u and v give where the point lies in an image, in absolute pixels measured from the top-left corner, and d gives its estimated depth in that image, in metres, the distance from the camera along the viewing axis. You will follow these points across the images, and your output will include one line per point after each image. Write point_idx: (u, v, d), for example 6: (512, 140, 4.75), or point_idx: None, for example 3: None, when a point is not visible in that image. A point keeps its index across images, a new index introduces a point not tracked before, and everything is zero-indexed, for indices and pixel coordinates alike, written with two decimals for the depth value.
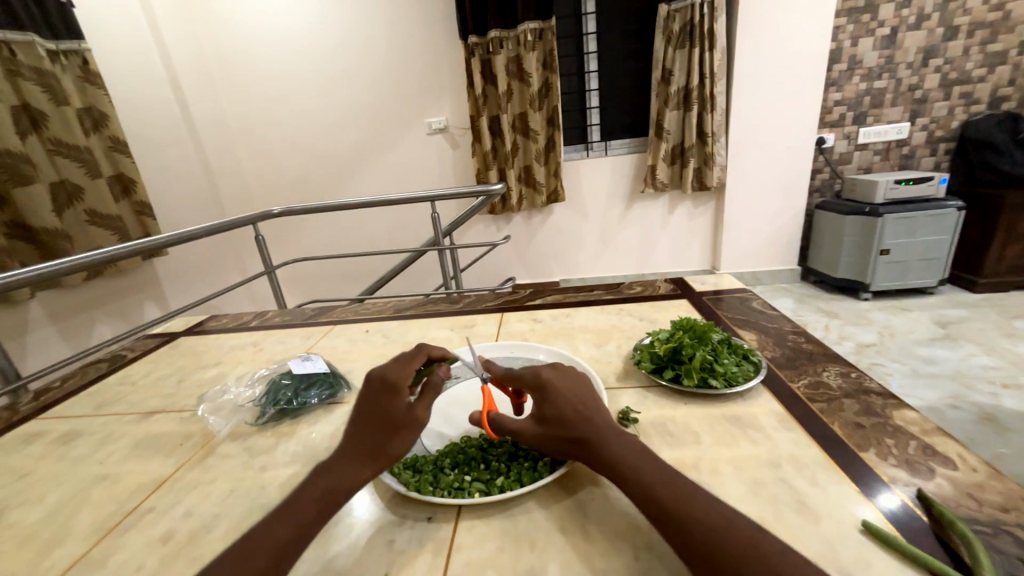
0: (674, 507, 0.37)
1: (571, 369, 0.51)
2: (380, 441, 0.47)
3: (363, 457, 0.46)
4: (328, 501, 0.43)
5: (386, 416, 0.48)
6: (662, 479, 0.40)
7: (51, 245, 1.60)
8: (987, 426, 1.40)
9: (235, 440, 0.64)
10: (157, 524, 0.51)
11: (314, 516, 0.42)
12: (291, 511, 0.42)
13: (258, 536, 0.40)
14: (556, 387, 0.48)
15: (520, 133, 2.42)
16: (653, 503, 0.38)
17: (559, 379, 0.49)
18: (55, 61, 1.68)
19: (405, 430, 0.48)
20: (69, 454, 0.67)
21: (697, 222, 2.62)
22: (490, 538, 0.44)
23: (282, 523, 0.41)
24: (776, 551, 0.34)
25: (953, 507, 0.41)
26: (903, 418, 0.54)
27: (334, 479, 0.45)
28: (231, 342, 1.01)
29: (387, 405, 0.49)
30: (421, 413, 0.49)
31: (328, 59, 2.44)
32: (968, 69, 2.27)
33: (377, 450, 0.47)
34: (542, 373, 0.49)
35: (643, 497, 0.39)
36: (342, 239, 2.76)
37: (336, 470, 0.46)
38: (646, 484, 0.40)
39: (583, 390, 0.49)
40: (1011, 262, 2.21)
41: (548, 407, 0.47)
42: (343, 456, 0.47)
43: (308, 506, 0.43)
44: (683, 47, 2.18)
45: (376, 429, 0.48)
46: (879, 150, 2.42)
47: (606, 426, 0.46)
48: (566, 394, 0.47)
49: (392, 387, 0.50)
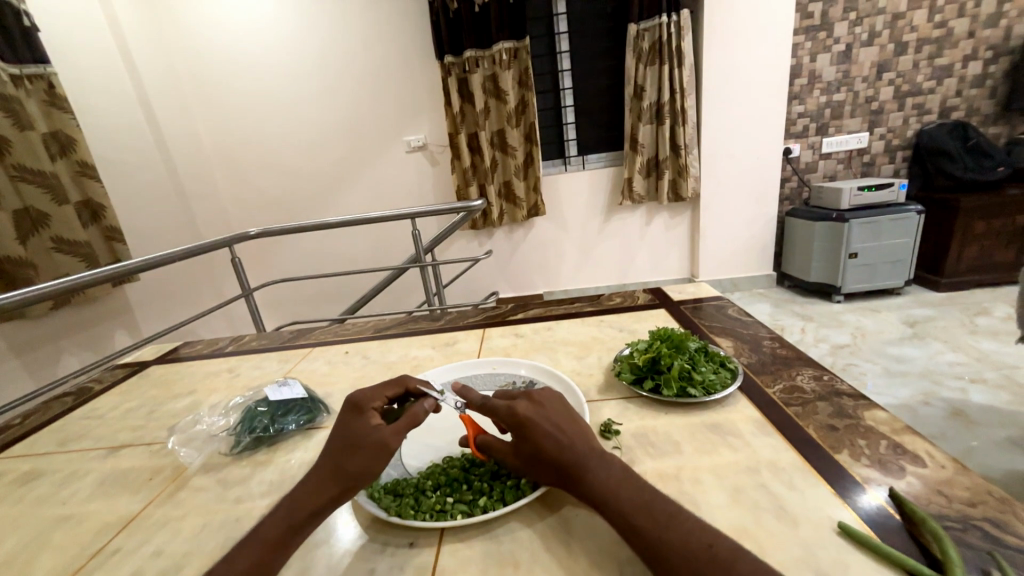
0: (658, 537, 0.37)
1: (546, 397, 0.50)
2: (344, 463, 0.46)
3: (326, 481, 0.45)
4: (291, 530, 0.43)
5: (352, 439, 0.47)
6: (645, 506, 0.40)
7: (14, 273, 1.54)
8: (958, 420, 1.44)
9: (208, 472, 0.62)
10: (124, 566, 0.49)
11: (275, 547, 0.42)
12: (252, 542, 0.42)
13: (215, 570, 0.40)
14: (532, 422, 0.47)
15: (498, 149, 2.45)
16: (637, 534, 0.38)
17: (535, 411, 0.48)
18: (19, 86, 1.63)
19: (370, 452, 0.46)
20: (30, 495, 0.64)
21: (674, 232, 2.68)
22: (473, 560, 0.43)
23: (243, 555, 0.41)
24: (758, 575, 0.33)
25: (924, 504, 0.42)
26: (874, 418, 0.55)
27: (297, 505, 0.44)
28: (206, 369, 0.98)
29: (355, 427, 0.48)
30: (388, 436, 0.47)
31: (304, 79, 2.44)
32: (919, 82, 2.41)
33: (341, 473, 0.45)
34: (517, 410, 0.48)
35: (628, 527, 0.39)
36: (322, 258, 2.73)
37: (299, 496, 0.45)
38: (629, 513, 0.39)
39: (561, 419, 0.48)
40: (970, 262, 2.32)
41: (526, 443, 0.46)
42: (308, 481, 0.46)
43: (270, 536, 0.42)
44: (653, 64, 2.25)
45: (341, 452, 0.47)
46: (842, 159, 2.53)
47: (588, 454, 0.45)
48: (544, 427, 0.46)
49: (363, 411, 0.50)
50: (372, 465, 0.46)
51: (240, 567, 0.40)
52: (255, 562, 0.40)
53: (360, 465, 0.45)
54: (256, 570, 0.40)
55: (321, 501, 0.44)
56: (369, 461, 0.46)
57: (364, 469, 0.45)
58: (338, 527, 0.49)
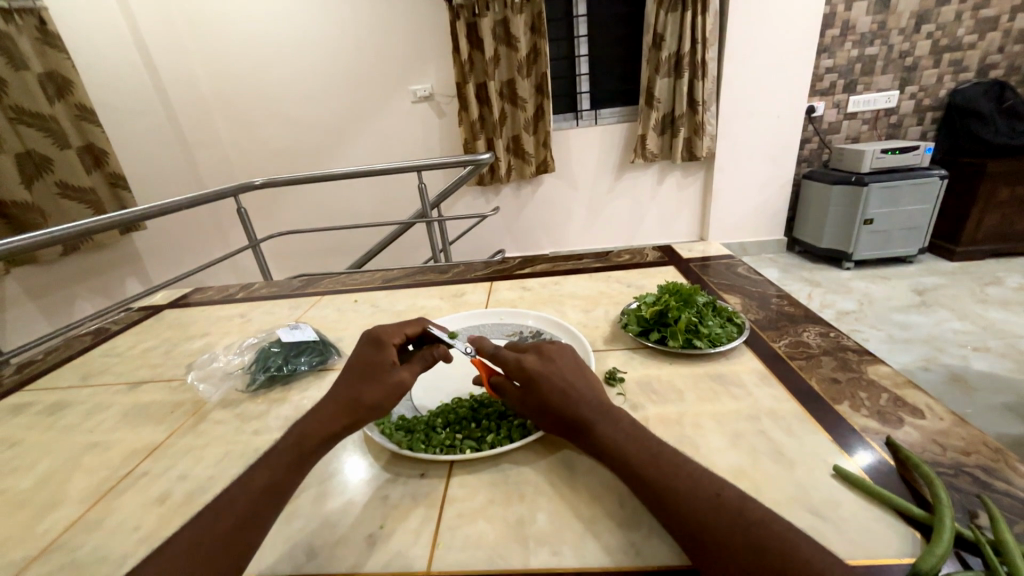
0: (664, 485, 0.38)
1: (554, 352, 0.51)
2: (359, 393, 0.48)
3: (341, 411, 0.47)
4: (303, 455, 0.44)
5: (370, 373, 0.50)
6: (651, 456, 0.41)
7: (21, 218, 1.54)
8: (954, 386, 1.47)
9: (226, 407, 0.65)
10: (152, 486, 0.52)
11: (288, 470, 0.43)
12: (267, 464, 0.43)
13: (232, 491, 0.41)
14: (542, 377, 0.48)
15: (508, 101, 2.35)
16: (643, 482, 0.39)
17: (544, 366, 0.49)
18: (8, 20, 1.56)
19: (389, 389, 0.49)
20: (58, 424, 0.67)
21: (686, 194, 2.62)
22: (480, 490, 0.46)
23: (258, 476, 0.42)
24: (763, 519, 0.34)
25: (919, 452, 0.44)
26: (877, 372, 0.56)
27: (311, 431, 0.46)
28: (218, 313, 1.00)
29: (376, 361, 0.51)
30: (407, 376, 0.50)
31: (305, 21, 2.31)
32: (960, 36, 2.25)
33: (357, 405, 0.47)
34: (526, 364, 0.49)
35: (634, 476, 0.40)
36: (328, 211, 2.71)
37: (313, 423, 0.46)
38: (637, 463, 0.41)
39: (570, 373, 0.49)
40: (989, 231, 2.26)
41: (537, 395, 0.47)
42: (323, 409, 0.47)
43: (284, 460, 0.44)
44: (675, 10, 2.11)
45: (359, 384, 0.49)
46: (867, 119, 2.42)
47: (595, 407, 0.46)
48: (552, 382, 0.47)
49: (385, 347, 0.52)
50: (387, 402, 0.48)
51: (254, 489, 0.41)
52: (270, 483, 0.42)
53: (376, 399, 0.48)
54: (273, 490, 0.41)
55: (334, 427, 0.46)
56: (385, 398, 0.48)
57: (381, 404, 0.48)
58: (352, 461, 0.51)
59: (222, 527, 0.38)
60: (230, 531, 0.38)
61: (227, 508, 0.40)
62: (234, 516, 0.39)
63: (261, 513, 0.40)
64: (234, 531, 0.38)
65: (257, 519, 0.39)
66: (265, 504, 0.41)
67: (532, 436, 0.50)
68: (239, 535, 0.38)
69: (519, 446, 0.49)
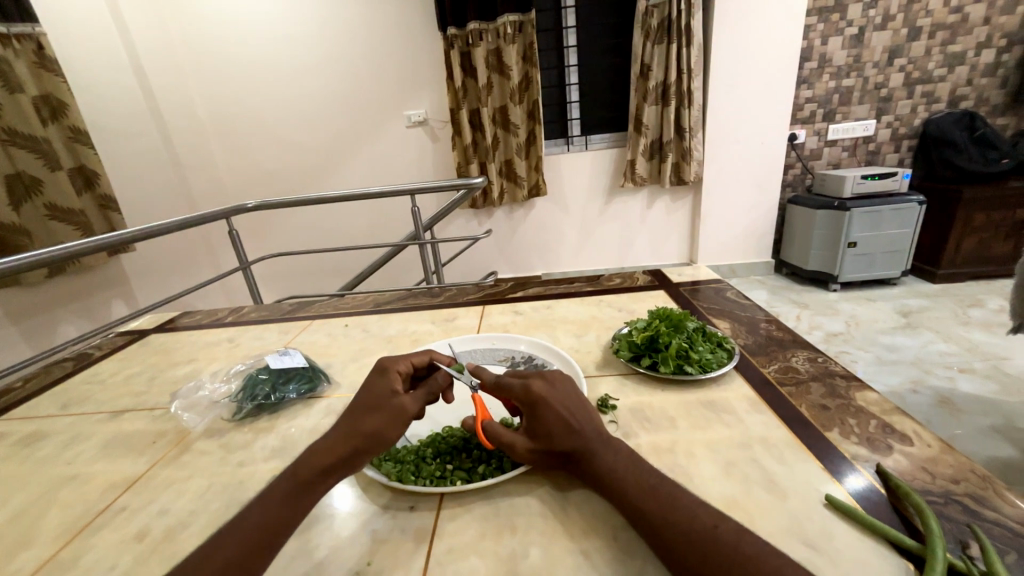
0: (662, 518, 0.38)
1: (558, 377, 0.51)
2: (361, 421, 0.47)
3: (341, 440, 0.46)
4: (301, 488, 0.43)
5: (373, 401, 0.49)
6: (649, 488, 0.41)
7: (8, 240, 1.53)
8: (944, 408, 1.48)
9: (210, 436, 0.63)
10: (131, 522, 0.50)
11: (285, 505, 0.42)
12: (260, 504, 0.42)
13: (227, 528, 0.40)
14: (547, 401, 0.47)
15: (500, 127, 2.40)
16: (640, 514, 0.39)
17: (549, 389, 0.48)
18: (7, 45, 1.58)
19: (390, 416, 0.48)
20: (34, 455, 0.65)
21: (675, 217, 2.68)
22: (472, 523, 0.45)
23: (254, 511, 0.41)
24: (759, 552, 0.34)
25: (908, 480, 0.44)
26: (865, 399, 0.56)
27: (311, 461, 0.45)
28: (206, 338, 0.98)
29: (380, 389, 0.50)
30: (409, 402, 0.49)
31: (303, 49, 2.37)
32: (930, 69, 2.37)
33: (357, 433, 0.46)
34: (533, 388, 0.48)
35: (631, 508, 0.40)
36: (321, 233, 2.71)
37: (313, 454, 0.45)
38: (634, 495, 0.41)
39: (570, 399, 0.48)
40: (968, 253, 2.33)
41: (540, 423, 0.47)
42: (324, 440, 0.47)
43: (280, 494, 0.43)
44: (661, 42, 2.20)
45: (362, 412, 0.48)
46: (847, 146, 2.51)
47: (593, 437, 0.46)
48: (556, 408, 0.47)
49: (389, 375, 0.52)
50: (389, 428, 0.47)
51: (249, 527, 0.40)
52: (265, 520, 0.41)
53: (377, 426, 0.47)
54: (267, 527, 0.40)
55: (332, 456, 0.45)
56: (387, 425, 0.47)
57: (383, 430, 0.47)
58: (340, 493, 0.50)
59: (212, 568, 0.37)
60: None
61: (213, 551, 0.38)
62: (225, 558, 0.38)
63: (253, 554, 0.38)
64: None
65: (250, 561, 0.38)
66: (261, 542, 0.39)
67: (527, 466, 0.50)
68: None
69: (510, 477, 0.49)
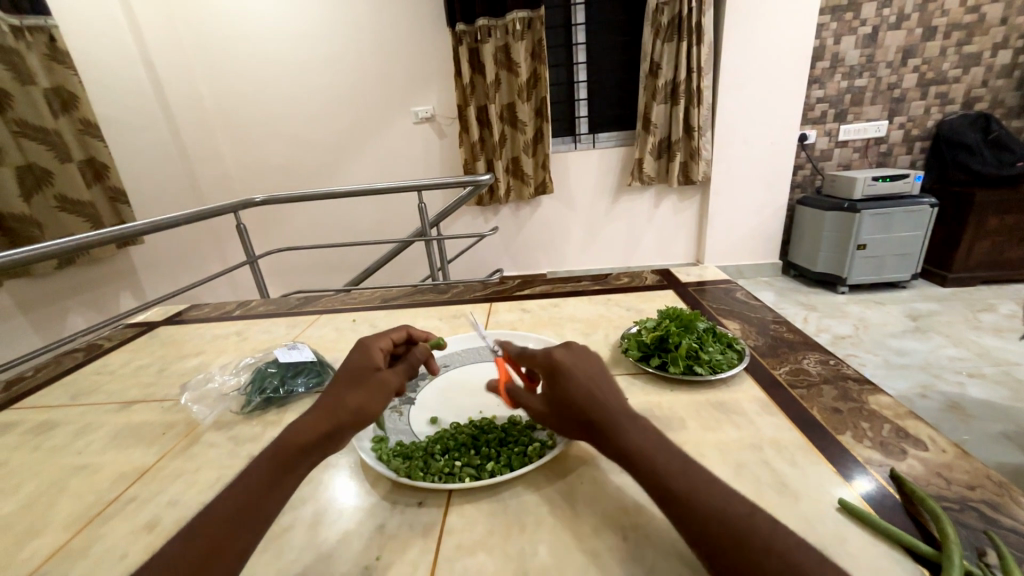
0: (690, 499, 0.37)
1: (583, 348, 0.50)
2: (342, 398, 0.47)
3: (322, 417, 0.46)
4: (282, 468, 0.43)
5: (355, 377, 0.49)
6: (678, 467, 0.39)
7: (20, 231, 1.54)
8: (953, 413, 1.46)
9: (219, 429, 0.63)
10: (141, 512, 0.50)
11: (267, 485, 0.41)
12: (239, 486, 0.41)
13: (209, 511, 0.40)
14: (568, 369, 0.47)
15: (508, 124, 2.40)
16: (667, 494, 0.38)
17: (570, 358, 0.48)
18: (19, 38, 1.59)
19: (372, 390, 0.49)
20: (46, 444, 0.66)
21: (682, 216, 2.66)
22: (480, 520, 0.45)
23: (235, 493, 0.41)
24: (792, 546, 0.33)
25: (923, 485, 0.43)
26: (878, 402, 0.56)
27: (290, 439, 0.44)
28: (215, 331, 0.99)
29: (361, 366, 0.51)
30: (390, 377, 0.51)
31: (312, 44, 2.37)
32: (945, 70, 2.33)
33: (340, 409, 0.46)
34: (554, 355, 0.49)
35: (657, 486, 0.39)
36: (328, 228, 2.72)
37: (293, 432, 0.45)
38: (662, 473, 0.39)
39: (594, 370, 0.48)
40: (981, 257, 2.30)
41: (563, 391, 0.47)
42: (304, 417, 0.46)
43: (261, 475, 0.42)
44: (671, 40, 2.18)
45: (344, 388, 0.48)
46: (858, 147, 2.48)
47: (619, 410, 0.44)
48: (579, 376, 0.47)
49: (370, 353, 0.52)
50: (371, 403, 0.48)
51: (231, 508, 0.40)
52: (248, 502, 0.40)
53: (360, 401, 0.47)
54: (249, 508, 0.40)
55: (312, 433, 0.44)
56: (370, 398, 0.48)
57: (366, 405, 0.47)
58: (348, 488, 0.50)
59: (197, 551, 0.37)
60: (200, 561, 0.36)
61: (194, 538, 0.38)
62: (208, 540, 0.37)
63: (236, 535, 0.38)
64: (206, 555, 0.36)
65: (234, 541, 0.38)
66: (243, 524, 0.39)
67: (536, 462, 0.49)
68: (217, 557, 0.37)
69: (519, 475, 0.49)
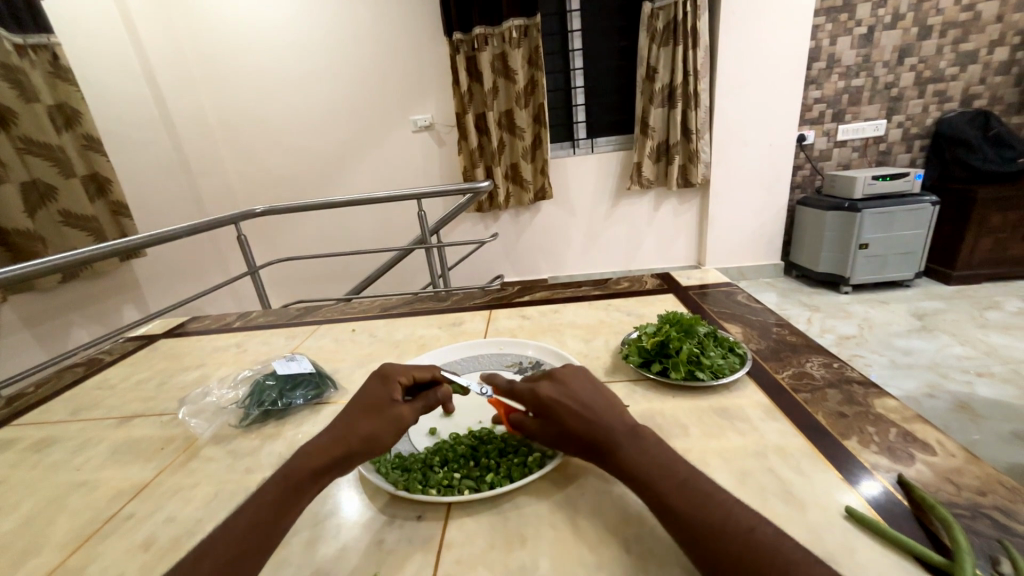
0: (693, 515, 0.36)
1: (568, 372, 0.50)
2: (356, 426, 0.47)
3: (335, 442, 0.45)
4: (291, 490, 0.42)
5: (372, 406, 0.49)
6: (679, 481, 0.39)
7: (23, 246, 1.55)
8: (962, 414, 1.44)
9: (217, 443, 0.63)
10: (138, 530, 0.50)
11: (275, 507, 0.41)
12: (250, 508, 0.41)
13: (213, 536, 0.39)
14: (555, 405, 0.47)
15: (506, 130, 2.40)
16: (670, 511, 0.37)
17: (555, 390, 0.48)
18: (23, 56, 1.61)
19: (387, 423, 0.47)
20: (44, 461, 0.65)
21: (683, 219, 2.65)
22: (480, 534, 0.44)
23: (244, 514, 0.41)
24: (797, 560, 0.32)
25: (932, 492, 0.42)
26: (884, 406, 0.55)
27: (302, 463, 0.44)
28: (216, 343, 0.99)
29: (379, 396, 0.50)
30: (407, 412, 0.49)
31: (311, 54, 2.39)
32: (942, 68, 2.33)
33: (350, 435, 0.46)
34: (539, 392, 0.48)
35: (662, 505, 0.38)
36: (329, 238, 2.73)
37: (306, 454, 0.45)
38: (664, 492, 0.38)
39: (588, 395, 0.48)
40: (984, 254, 2.28)
41: (555, 424, 0.47)
42: (319, 439, 0.46)
43: (268, 497, 0.42)
44: (666, 45, 2.19)
45: (359, 417, 0.48)
46: (857, 147, 2.48)
47: (618, 428, 0.44)
48: (565, 409, 0.46)
49: (390, 383, 0.51)
50: (383, 436, 0.47)
51: (238, 528, 0.39)
52: (256, 522, 0.40)
53: (371, 432, 0.47)
54: (254, 533, 0.39)
55: (324, 456, 0.44)
56: (381, 432, 0.47)
57: (375, 439, 0.46)
58: (347, 499, 0.50)
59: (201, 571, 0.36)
60: None
61: (200, 557, 0.37)
62: (212, 562, 0.37)
63: (240, 560, 0.37)
64: None
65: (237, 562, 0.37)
66: (247, 547, 0.38)
67: (539, 473, 0.49)
68: None
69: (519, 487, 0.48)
